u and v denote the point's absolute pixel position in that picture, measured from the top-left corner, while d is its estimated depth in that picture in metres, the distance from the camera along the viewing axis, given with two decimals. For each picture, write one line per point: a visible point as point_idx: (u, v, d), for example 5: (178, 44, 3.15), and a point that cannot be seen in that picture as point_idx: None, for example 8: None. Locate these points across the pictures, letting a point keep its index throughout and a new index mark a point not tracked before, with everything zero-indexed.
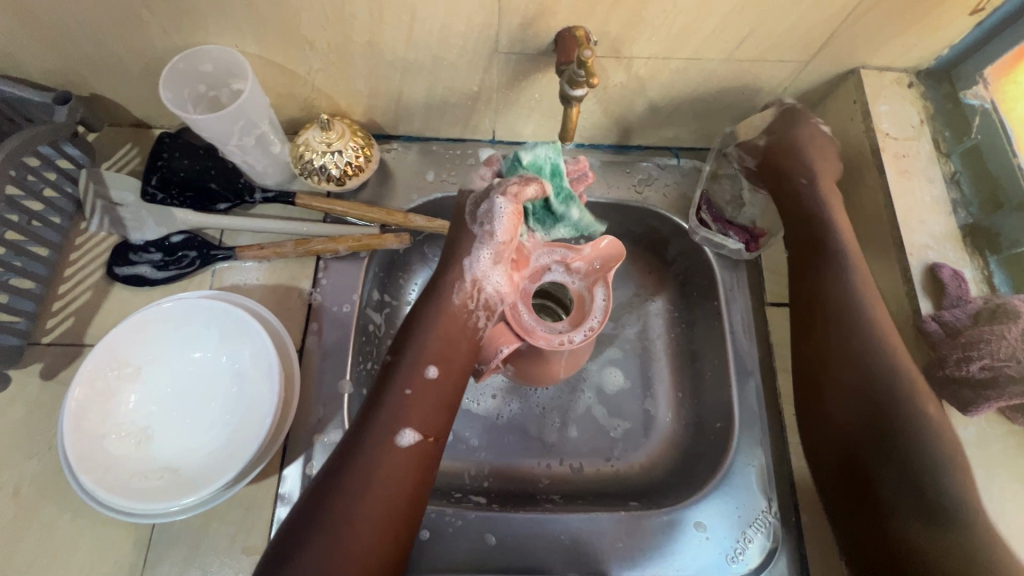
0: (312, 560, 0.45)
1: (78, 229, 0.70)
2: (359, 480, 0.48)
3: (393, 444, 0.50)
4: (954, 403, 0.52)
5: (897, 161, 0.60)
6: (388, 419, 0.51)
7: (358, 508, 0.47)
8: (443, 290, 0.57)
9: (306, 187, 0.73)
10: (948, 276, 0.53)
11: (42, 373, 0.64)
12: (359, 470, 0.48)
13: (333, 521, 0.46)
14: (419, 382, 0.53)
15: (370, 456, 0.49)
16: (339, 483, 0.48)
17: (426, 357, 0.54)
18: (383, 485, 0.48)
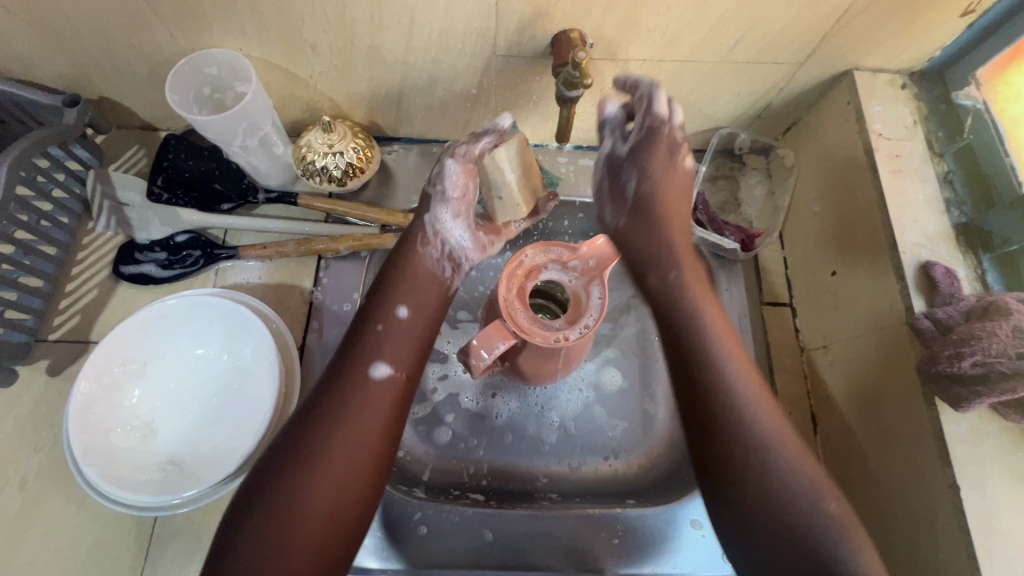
0: (285, 487, 0.47)
1: (86, 229, 0.71)
2: (333, 417, 0.50)
3: (370, 384, 0.52)
4: (945, 398, 0.50)
5: (890, 160, 0.60)
6: (363, 358, 0.53)
7: (336, 443, 0.49)
8: (409, 241, 0.62)
9: (308, 188, 0.74)
10: (941, 274, 0.54)
11: (49, 370, 0.66)
12: (336, 408, 0.50)
13: (308, 452, 0.48)
14: (388, 330, 0.56)
15: (346, 395, 0.51)
16: (314, 413, 0.51)
17: (395, 298, 0.58)
18: (359, 426, 0.50)
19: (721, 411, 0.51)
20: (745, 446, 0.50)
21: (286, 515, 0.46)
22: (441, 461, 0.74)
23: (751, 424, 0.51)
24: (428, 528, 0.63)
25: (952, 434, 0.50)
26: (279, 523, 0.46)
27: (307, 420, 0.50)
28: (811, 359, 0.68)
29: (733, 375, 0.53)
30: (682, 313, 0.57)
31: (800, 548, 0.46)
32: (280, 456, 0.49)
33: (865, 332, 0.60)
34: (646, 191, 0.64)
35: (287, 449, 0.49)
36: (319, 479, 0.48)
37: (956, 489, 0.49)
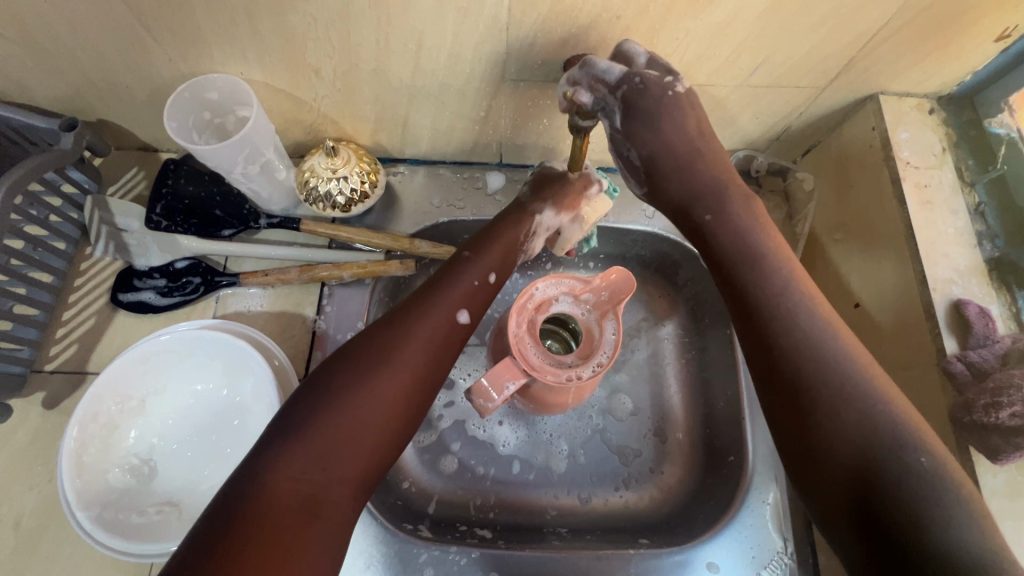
0: (346, 396, 0.45)
1: (83, 254, 0.70)
2: (404, 342, 0.49)
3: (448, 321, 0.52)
4: (981, 449, 0.47)
5: (919, 190, 0.58)
6: (442, 299, 0.53)
7: (402, 363, 0.48)
8: (514, 217, 0.63)
9: (311, 212, 0.72)
10: (975, 313, 0.51)
11: (45, 403, 0.64)
12: (410, 336, 0.49)
13: (379, 372, 0.47)
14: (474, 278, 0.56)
15: (419, 323, 0.50)
16: (393, 332, 0.49)
17: (491, 263, 0.58)
18: (425, 347, 0.50)
19: (789, 360, 0.45)
20: (844, 402, 0.42)
21: (343, 423, 0.44)
22: (448, 492, 0.72)
23: (865, 383, 0.42)
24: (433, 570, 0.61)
25: (988, 486, 0.47)
26: (336, 429, 0.44)
27: (381, 334, 0.49)
28: None
29: (807, 315, 0.46)
30: (753, 267, 0.49)
31: (888, 480, 0.39)
32: (349, 359, 0.48)
33: (890, 370, 0.57)
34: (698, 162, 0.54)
35: (357, 353, 0.48)
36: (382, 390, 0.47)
37: None
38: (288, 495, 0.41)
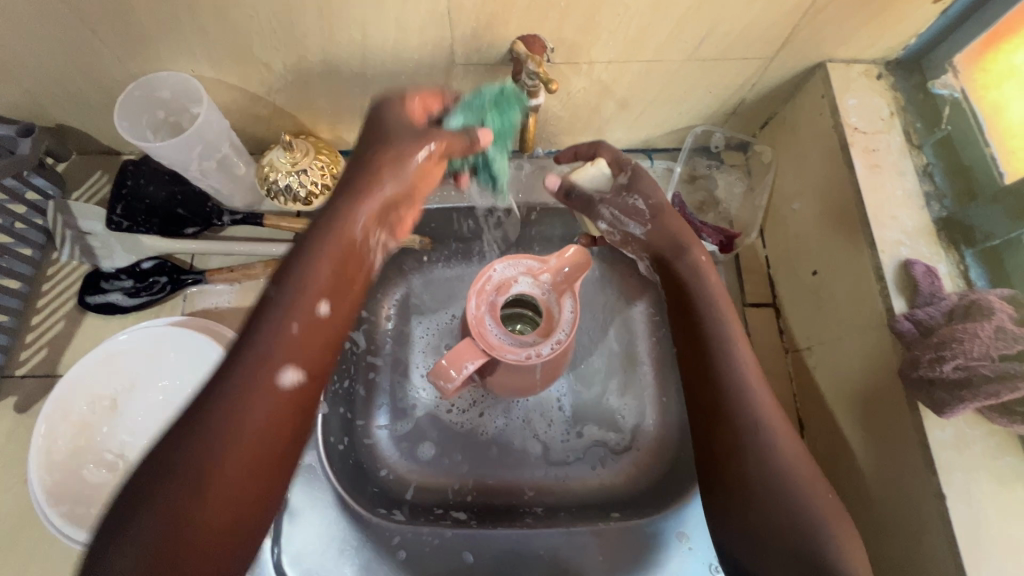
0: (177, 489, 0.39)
1: (50, 259, 0.70)
2: (232, 431, 0.41)
3: (314, 287, 0.46)
4: (928, 403, 0.48)
5: (867, 155, 0.58)
6: (313, 269, 0.46)
7: (266, 351, 0.43)
8: (337, 218, 0.48)
9: (275, 208, 0.73)
10: (920, 273, 0.52)
11: (17, 406, 0.65)
12: (270, 314, 0.44)
13: (243, 360, 0.43)
14: (352, 236, 0.48)
15: (278, 292, 0.45)
16: (207, 422, 0.41)
17: (312, 291, 0.46)
18: (263, 418, 0.43)
19: (760, 467, 0.49)
20: (784, 515, 0.48)
21: (191, 497, 0.40)
22: (426, 478, 0.72)
23: (797, 497, 0.48)
24: (406, 552, 0.62)
25: (937, 442, 0.48)
26: (182, 506, 0.39)
27: (213, 415, 0.41)
28: (796, 360, 0.67)
29: (777, 440, 0.50)
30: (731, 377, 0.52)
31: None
32: (173, 466, 0.40)
33: (845, 333, 0.58)
34: (686, 250, 0.59)
35: (187, 433, 0.41)
36: (246, 381, 0.42)
37: (942, 497, 0.46)
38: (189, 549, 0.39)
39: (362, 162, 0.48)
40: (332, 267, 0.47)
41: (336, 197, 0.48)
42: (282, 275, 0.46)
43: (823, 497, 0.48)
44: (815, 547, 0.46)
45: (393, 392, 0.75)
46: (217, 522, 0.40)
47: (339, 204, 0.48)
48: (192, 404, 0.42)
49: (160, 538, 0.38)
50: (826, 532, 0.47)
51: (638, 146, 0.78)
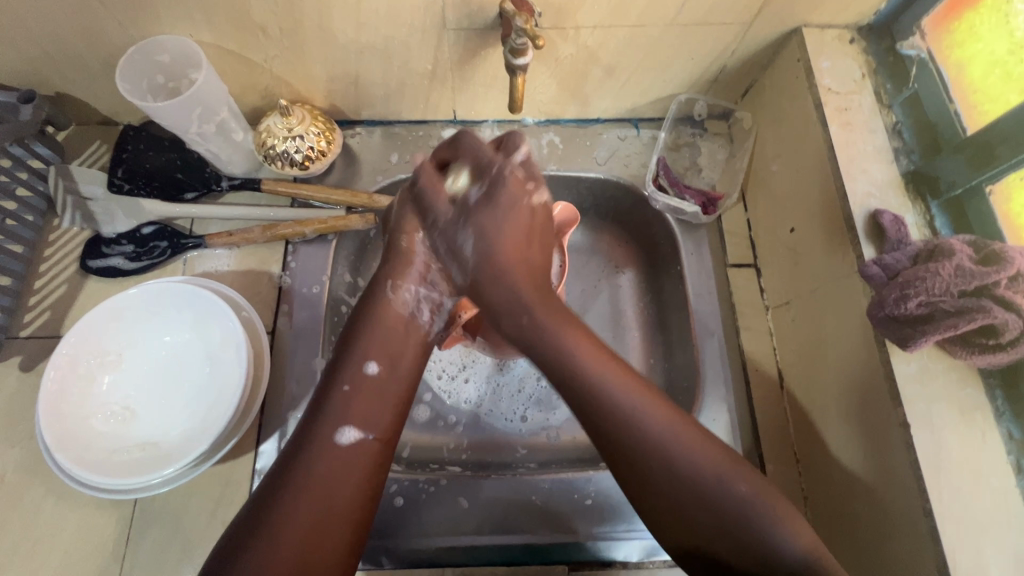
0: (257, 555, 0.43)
1: (51, 226, 0.71)
2: (315, 467, 0.47)
3: (368, 353, 0.53)
4: (895, 340, 0.51)
5: (840, 114, 0.61)
6: (368, 340, 0.54)
7: (331, 423, 0.49)
8: (377, 288, 0.57)
9: (272, 174, 0.75)
10: (889, 221, 0.55)
11: (22, 365, 0.66)
12: (335, 385, 0.52)
13: (315, 439, 0.48)
14: (393, 310, 0.56)
15: (347, 365, 0.52)
16: (274, 491, 0.46)
17: (366, 354, 0.53)
18: (327, 481, 0.47)
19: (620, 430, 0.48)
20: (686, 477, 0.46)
21: (277, 529, 0.44)
22: (422, 437, 0.75)
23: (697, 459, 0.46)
24: (404, 499, 0.64)
25: (904, 375, 0.51)
26: (275, 535, 0.43)
27: (301, 465, 0.47)
28: (776, 317, 0.70)
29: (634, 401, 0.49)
30: (552, 348, 0.51)
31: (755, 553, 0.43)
32: (248, 543, 0.43)
33: (819, 284, 0.62)
34: (497, 212, 0.54)
35: (258, 520, 0.44)
36: (320, 444, 0.48)
37: (906, 426, 0.50)
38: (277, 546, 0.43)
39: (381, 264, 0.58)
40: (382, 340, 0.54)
41: (376, 283, 0.57)
42: (342, 352, 0.54)
43: (716, 456, 0.47)
44: (722, 519, 0.45)
45: None
46: (302, 531, 0.44)
47: (381, 289, 0.57)
48: (282, 460, 0.48)
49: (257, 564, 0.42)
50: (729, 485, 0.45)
51: (625, 115, 0.80)
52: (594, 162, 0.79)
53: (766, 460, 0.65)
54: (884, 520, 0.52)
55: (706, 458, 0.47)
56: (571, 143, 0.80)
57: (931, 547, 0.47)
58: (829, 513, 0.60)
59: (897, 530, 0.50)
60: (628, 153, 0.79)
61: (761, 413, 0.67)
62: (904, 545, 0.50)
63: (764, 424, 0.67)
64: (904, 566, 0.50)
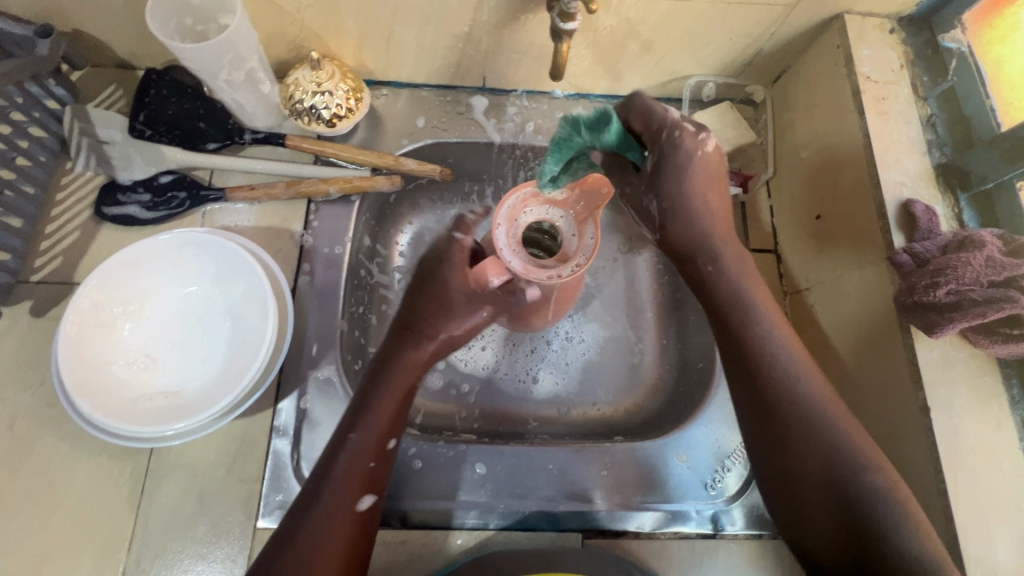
0: None
1: (64, 169, 0.69)
2: (317, 547, 0.47)
3: (388, 426, 0.54)
4: (920, 326, 0.52)
5: (877, 103, 0.61)
6: (391, 405, 0.54)
7: (335, 502, 0.49)
8: (413, 343, 0.57)
9: (296, 129, 0.73)
10: (921, 211, 0.55)
11: (32, 310, 0.64)
12: (342, 461, 0.51)
13: (316, 517, 0.48)
14: (420, 359, 0.57)
15: (353, 437, 0.52)
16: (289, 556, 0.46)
17: (389, 429, 0.54)
18: (339, 551, 0.48)
19: (783, 407, 0.51)
20: (820, 444, 0.49)
21: None
22: (433, 405, 0.75)
23: (824, 424, 0.49)
24: (422, 463, 0.64)
25: (925, 360, 0.52)
26: None
27: (304, 537, 0.47)
28: (793, 302, 0.71)
29: (799, 377, 0.52)
30: (754, 347, 0.54)
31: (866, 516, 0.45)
32: None
33: (844, 271, 0.63)
34: (712, 245, 0.60)
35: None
36: (334, 508, 0.49)
37: (926, 409, 0.51)
38: None
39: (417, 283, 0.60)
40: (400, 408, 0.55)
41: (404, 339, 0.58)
42: (350, 423, 0.53)
43: (851, 429, 0.49)
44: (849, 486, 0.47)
45: None
46: None
47: (405, 349, 0.57)
48: (289, 523, 0.49)
49: None
50: (848, 451, 0.48)
51: (654, 94, 0.80)
52: None
53: None
54: None
55: (844, 432, 0.49)
56: None
57: (944, 525, 0.49)
58: None
59: None
60: None
61: None
62: None
63: None
64: None
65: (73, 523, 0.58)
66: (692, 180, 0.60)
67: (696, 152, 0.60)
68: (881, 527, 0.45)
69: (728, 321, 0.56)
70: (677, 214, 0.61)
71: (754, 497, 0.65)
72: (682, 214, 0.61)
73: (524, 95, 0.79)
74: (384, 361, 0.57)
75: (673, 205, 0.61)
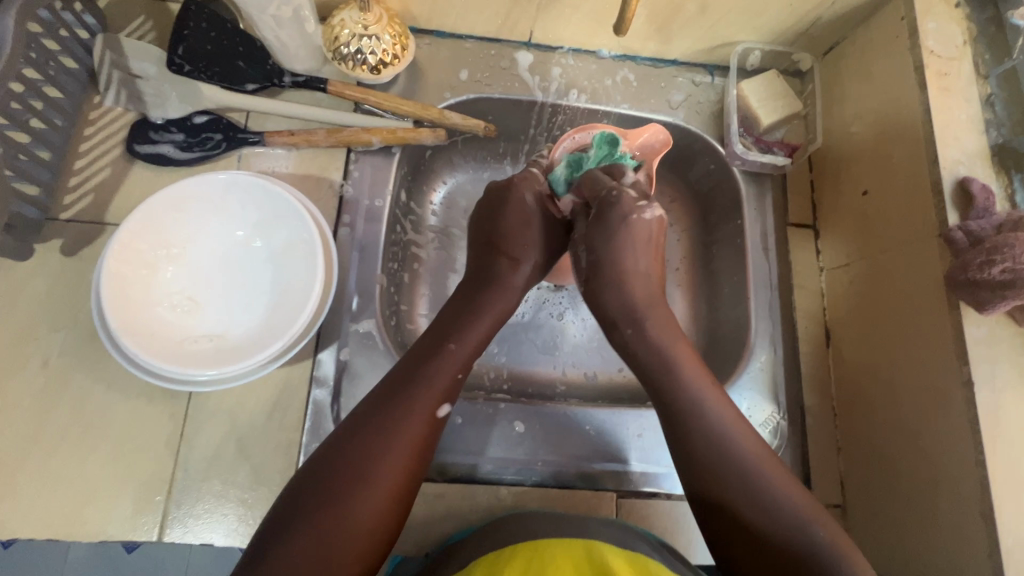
0: (346, 468, 0.47)
1: (92, 103, 0.66)
2: (396, 432, 0.49)
3: (478, 342, 0.57)
4: (971, 302, 0.53)
5: (939, 78, 0.60)
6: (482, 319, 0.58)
7: (420, 398, 0.51)
8: (496, 270, 0.62)
9: (337, 74, 0.70)
10: (978, 189, 0.55)
11: (63, 249, 0.62)
12: (437, 364, 0.54)
13: (401, 404, 0.51)
14: (515, 281, 0.62)
15: (453, 347, 0.55)
16: (373, 422, 0.49)
17: (475, 342, 0.57)
18: (414, 438, 0.50)
19: (684, 411, 0.52)
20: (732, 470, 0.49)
21: (368, 457, 0.48)
22: None
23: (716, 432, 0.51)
24: (461, 419, 0.65)
25: (971, 337, 0.53)
26: (363, 458, 0.48)
27: (391, 411, 0.50)
28: (830, 279, 0.72)
29: (695, 388, 0.53)
30: (656, 346, 0.56)
31: (775, 526, 0.46)
32: (343, 452, 0.48)
33: (890, 248, 0.63)
34: (624, 281, 0.58)
35: (355, 437, 0.49)
36: (423, 401, 0.51)
37: (969, 383, 0.53)
38: (361, 473, 0.47)
39: (489, 204, 0.65)
40: (487, 329, 0.58)
41: (493, 259, 0.62)
42: (450, 334, 0.56)
43: (754, 438, 0.51)
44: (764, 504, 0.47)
45: (436, 284, 0.75)
46: (386, 473, 0.48)
47: (502, 270, 0.62)
48: (381, 394, 0.52)
49: (342, 480, 0.47)
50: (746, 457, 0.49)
51: (702, 61, 0.78)
52: (667, 105, 0.77)
53: (807, 411, 0.69)
54: (931, 469, 0.56)
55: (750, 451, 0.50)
56: (645, 82, 0.77)
57: (979, 494, 0.51)
58: (865, 464, 0.64)
59: (942, 476, 0.55)
60: (701, 100, 0.78)
61: (806, 368, 0.70)
62: (950, 493, 0.54)
63: (806, 377, 0.70)
64: (947, 511, 0.54)
65: (110, 465, 0.57)
66: (619, 249, 0.58)
67: (633, 215, 0.58)
68: (774, 513, 0.47)
69: (647, 362, 0.55)
70: (605, 277, 0.58)
71: None
72: (609, 266, 0.58)
73: (569, 53, 0.77)
74: (482, 283, 0.61)
75: (597, 261, 0.58)
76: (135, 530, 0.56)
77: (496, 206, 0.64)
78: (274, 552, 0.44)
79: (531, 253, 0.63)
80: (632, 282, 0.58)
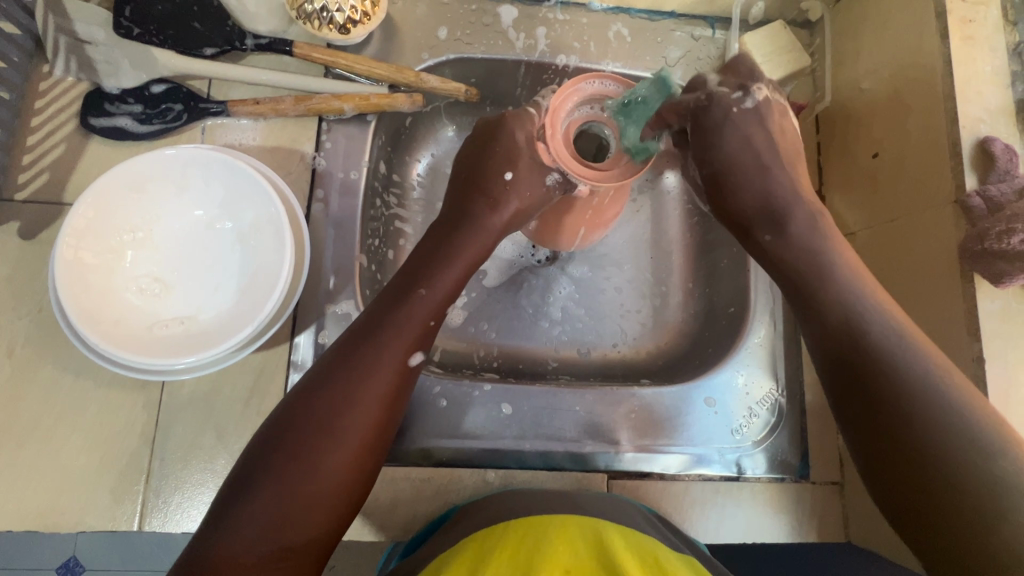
0: (307, 423, 0.45)
1: (41, 72, 0.61)
2: (361, 386, 0.47)
3: (449, 287, 0.54)
4: (986, 274, 0.49)
5: (962, 26, 0.55)
6: (455, 266, 0.55)
7: (387, 348, 0.49)
8: (474, 219, 0.58)
9: (304, 36, 0.65)
10: (1001, 149, 0.51)
11: (20, 232, 0.58)
12: (407, 310, 0.51)
13: (367, 357, 0.48)
14: (489, 225, 0.58)
15: (424, 292, 0.52)
16: (340, 374, 0.47)
17: (447, 289, 0.54)
18: (382, 390, 0.48)
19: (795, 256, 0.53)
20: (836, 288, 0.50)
21: (334, 411, 0.46)
22: (449, 343, 0.71)
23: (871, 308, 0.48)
24: (447, 401, 0.62)
25: (985, 311, 0.50)
26: (327, 412, 0.45)
27: (357, 363, 0.48)
28: None
29: (798, 227, 0.54)
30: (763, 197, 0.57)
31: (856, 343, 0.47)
32: (306, 405, 0.46)
33: (901, 215, 0.59)
34: (793, 207, 0.56)
35: (320, 391, 0.46)
36: (393, 351, 0.49)
37: (980, 361, 0.49)
38: (324, 424, 0.45)
39: (477, 145, 0.61)
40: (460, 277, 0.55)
41: (470, 201, 0.59)
42: (421, 279, 0.53)
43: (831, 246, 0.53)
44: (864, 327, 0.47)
45: None
46: (354, 425, 0.46)
47: (477, 211, 0.58)
48: (345, 344, 0.49)
49: (304, 437, 0.45)
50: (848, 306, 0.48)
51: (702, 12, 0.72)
52: (663, 62, 0.71)
53: (806, 388, 0.67)
54: None
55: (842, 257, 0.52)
56: (640, 38, 0.71)
57: None
58: None
59: None
60: (700, 56, 0.72)
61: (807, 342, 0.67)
62: None
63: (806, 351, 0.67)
64: None
65: (85, 454, 0.56)
66: (726, 146, 0.58)
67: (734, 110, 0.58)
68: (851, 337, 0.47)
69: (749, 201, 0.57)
70: (738, 164, 0.58)
71: (779, 444, 0.65)
72: (748, 146, 0.58)
73: (558, 7, 0.71)
74: (457, 223, 0.58)
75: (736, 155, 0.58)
76: (115, 519, 0.55)
77: (482, 145, 0.60)
78: (238, 506, 0.43)
79: (512, 197, 0.58)
80: (759, 166, 0.58)
